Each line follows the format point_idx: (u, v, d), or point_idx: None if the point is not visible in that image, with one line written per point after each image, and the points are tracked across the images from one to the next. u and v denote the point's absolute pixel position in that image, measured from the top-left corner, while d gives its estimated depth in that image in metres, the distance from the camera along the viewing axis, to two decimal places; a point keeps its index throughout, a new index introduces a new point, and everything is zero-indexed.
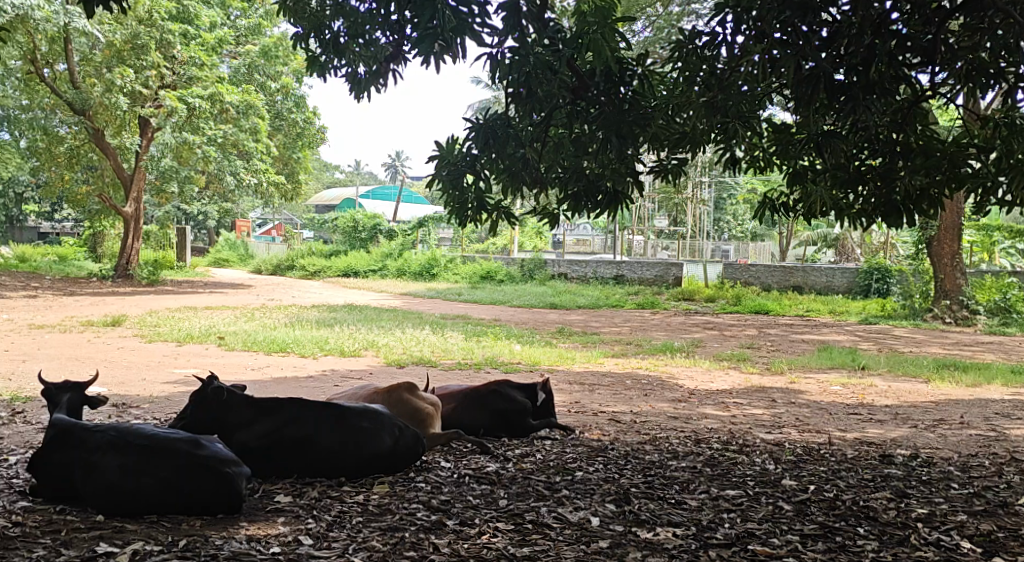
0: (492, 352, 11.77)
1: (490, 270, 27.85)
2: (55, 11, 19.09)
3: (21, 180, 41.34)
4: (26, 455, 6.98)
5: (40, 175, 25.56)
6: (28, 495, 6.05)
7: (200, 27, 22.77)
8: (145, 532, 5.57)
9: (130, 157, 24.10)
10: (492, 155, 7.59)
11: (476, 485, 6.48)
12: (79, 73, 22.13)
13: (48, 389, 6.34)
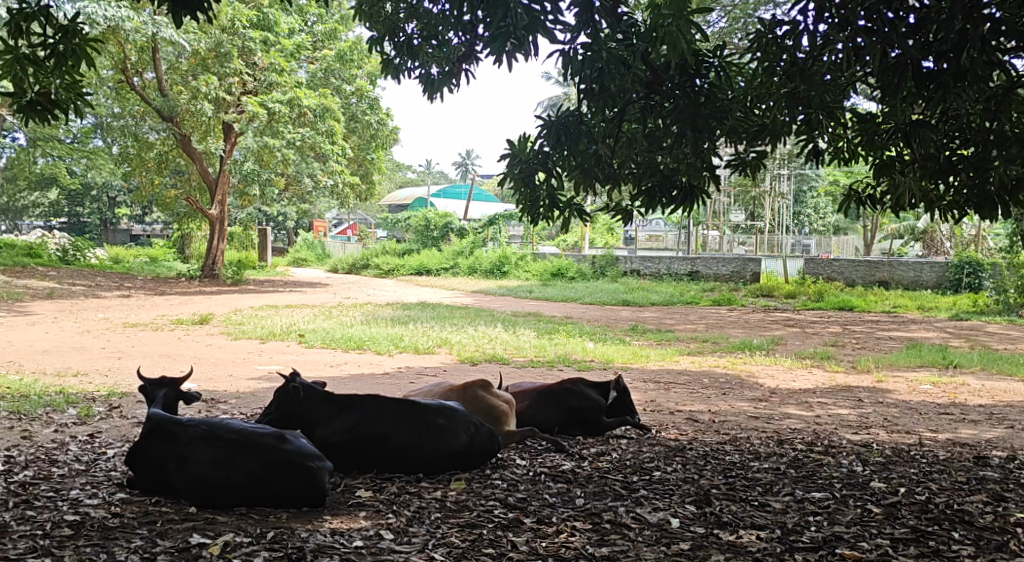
0: (566, 350, 11.64)
1: (562, 267, 27.76)
2: (144, 21, 19.47)
3: (112, 184, 42.51)
4: (122, 449, 7.07)
5: (131, 180, 26.12)
6: (124, 488, 6.11)
7: (280, 33, 23.12)
8: (235, 523, 5.59)
9: (214, 161, 24.76)
10: (564, 152, 7.70)
11: (553, 483, 6.40)
12: (167, 80, 22.58)
13: (145, 385, 6.42)
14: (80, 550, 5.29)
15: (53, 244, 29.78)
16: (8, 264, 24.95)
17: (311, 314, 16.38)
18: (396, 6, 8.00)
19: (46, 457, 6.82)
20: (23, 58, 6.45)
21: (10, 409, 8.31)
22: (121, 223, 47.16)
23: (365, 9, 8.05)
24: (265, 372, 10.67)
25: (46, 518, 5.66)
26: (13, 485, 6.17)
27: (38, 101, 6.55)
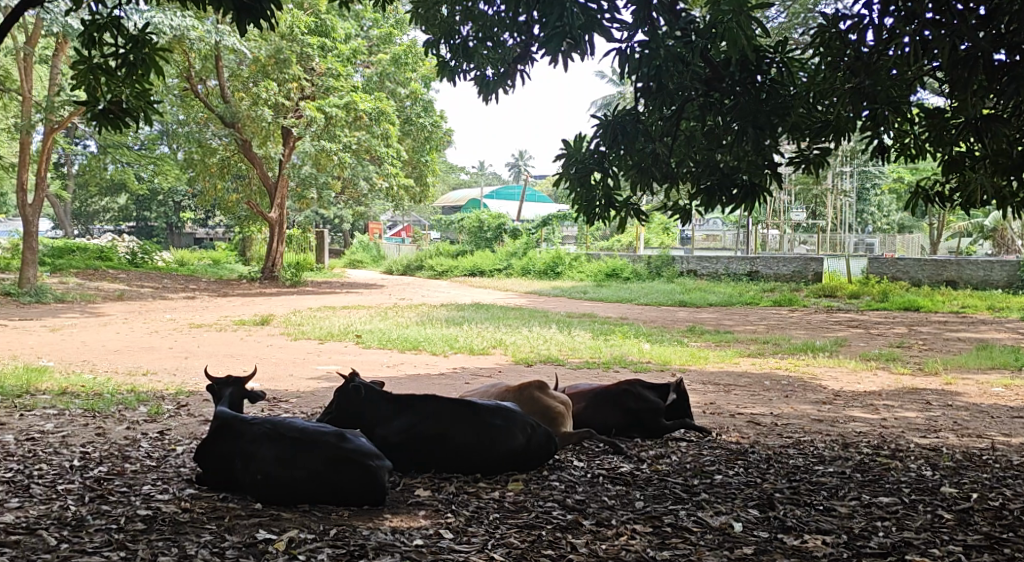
0: (622, 351, 11.57)
1: (617, 267, 27.66)
2: (209, 29, 19.62)
3: (176, 189, 43.28)
4: (191, 446, 7.13)
5: (194, 185, 26.54)
6: (193, 483, 6.16)
7: (337, 39, 23.28)
8: (299, 520, 5.62)
9: (274, 165, 24.99)
10: (620, 151, 7.52)
11: (612, 486, 6.33)
12: (229, 88, 23.33)
13: (212, 384, 6.46)
14: (153, 543, 5.33)
15: (122, 248, 30.33)
16: (78, 267, 25.43)
17: (368, 315, 16.47)
18: (451, 8, 8.02)
19: (119, 453, 6.90)
20: (95, 68, 6.71)
21: (84, 407, 8.42)
22: (184, 227, 47.87)
23: (422, 13, 8.16)
24: (327, 371, 10.72)
25: (119, 512, 5.72)
26: (88, 481, 6.25)
27: (110, 110, 6.73)
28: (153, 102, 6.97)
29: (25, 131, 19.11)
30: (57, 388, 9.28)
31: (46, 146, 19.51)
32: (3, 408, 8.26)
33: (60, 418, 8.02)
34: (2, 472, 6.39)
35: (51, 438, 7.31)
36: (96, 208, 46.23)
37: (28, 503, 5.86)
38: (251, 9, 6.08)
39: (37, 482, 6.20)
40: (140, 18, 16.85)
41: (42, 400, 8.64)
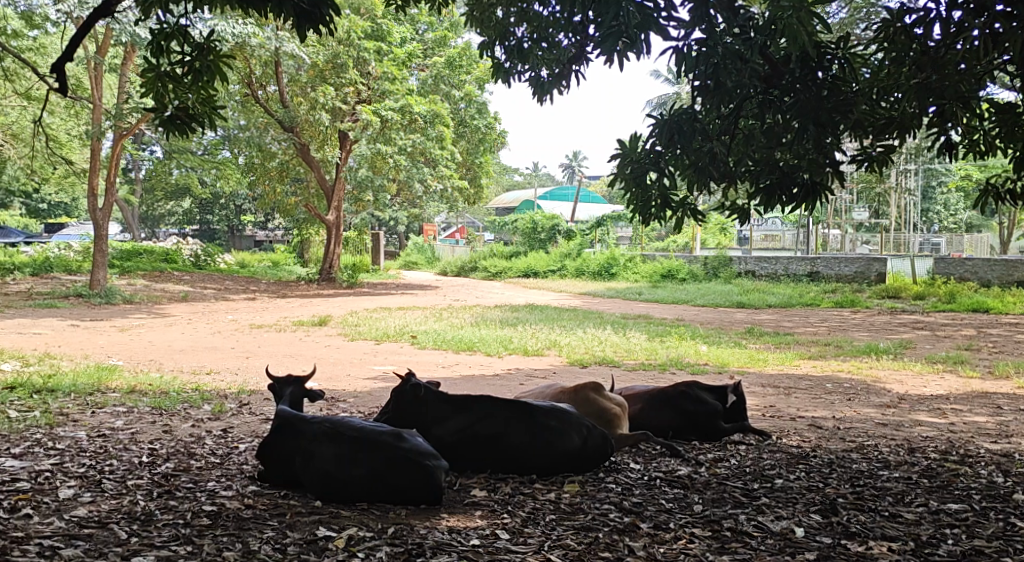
0: (678, 353, 11.44)
1: (672, 268, 27.46)
2: (269, 36, 19.77)
3: (238, 194, 43.90)
4: (254, 444, 7.17)
5: (254, 189, 26.85)
6: (256, 481, 6.20)
7: (393, 43, 23.36)
8: (358, 518, 5.62)
9: (331, 168, 25.18)
10: (677, 151, 7.49)
11: (669, 489, 6.24)
12: (289, 93, 23.69)
13: (273, 383, 6.50)
14: (217, 539, 5.36)
15: (186, 250, 30.77)
16: (145, 269, 25.86)
17: (423, 316, 16.49)
18: (506, 10, 8.01)
19: (185, 450, 6.95)
20: (164, 74, 6.78)
21: (151, 405, 8.51)
22: (245, 229, 48.46)
23: (477, 16, 8.20)
24: (385, 372, 10.73)
25: (186, 507, 5.76)
26: (156, 476, 6.30)
27: (177, 116, 6.85)
28: (217, 108, 7.04)
29: (95, 137, 19.48)
30: (126, 386, 9.39)
31: (116, 152, 19.87)
32: (74, 406, 8.37)
33: (128, 416, 8.10)
34: (73, 467, 6.46)
35: (120, 435, 7.39)
36: (161, 212, 47.02)
37: (99, 498, 5.92)
38: (311, 14, 6.10)
39: (107, 477, 6.26)
40: (205, 26, 17.01)
41: (111, 398, 8.74)
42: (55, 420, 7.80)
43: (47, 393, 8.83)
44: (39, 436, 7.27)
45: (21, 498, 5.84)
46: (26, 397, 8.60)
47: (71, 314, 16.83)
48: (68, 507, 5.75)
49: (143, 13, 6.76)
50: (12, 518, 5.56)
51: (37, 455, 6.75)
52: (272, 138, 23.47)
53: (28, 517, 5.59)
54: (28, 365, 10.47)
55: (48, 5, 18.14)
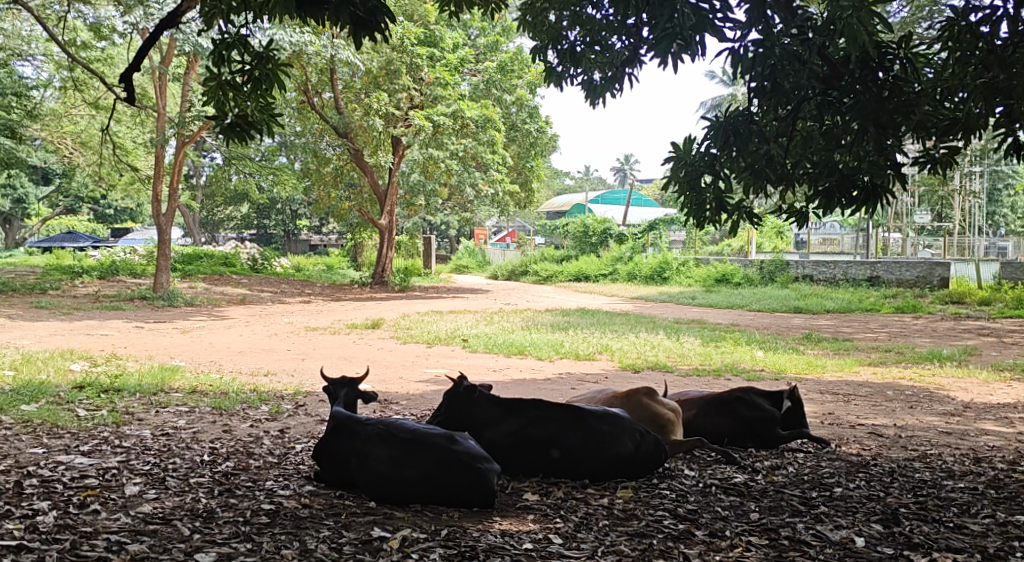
0: (733, 358, 11.29)
1: (727, 272, 27.18)
2: (324, 44, 19.80)
3: (294, 199, 44.36)
4: (311, 444, 7.19)
5: (309, 194, 27.07)
6: (312, 481, 6.20)
7: (446, 49, 23.36)
8: (412, 519, 5.60)
9: (384, 173, 25.33)
10: (732, 153, 7.38)
11: (724, 496, 6.15)
12: (344, 99, 23.88)
13: (327, 384, 6.49)
14: (276, 537, 5.36)
15: (243, 253, 31.14)
16: (204, 272, 26.23)
17: (474, 320, 16.47)
18: (559, 15, 8.04)
19: (243, 450, 6.98)
20: (224, 83, 6.85)
21: (212, 404, 8.57)
22: (301, 233, 48.90)
23: (530, 21, 8.19)
24: (439, 375, 10.71)
25: (246, 505, 5.77)
26: (216, 475, 6.32)
27: (236, 123, 6.91)
28: (275, 115, 7.10)
29: (159, 144, 19.81)
30: (188, 386, 9.48)
31: (178, 158, 20.17)
32: (138, 405, 8.46)
33: (190, 415, 8.17)
34: (139, 465, 6.51)
35: (182, 434, 7.44)
36: (220, 217, 47.72)
37: (163, 495, 5.95)
38: (368, 22, 6.10)
39: (171, 475, 6.29)
40: (264, 35, 17.17)
41: (174, 398, 8.81)
42: (121, 419, 7.88)
43: (113, 392, 8.94)
44: (105, 434, 7.34)
45: (89, 494, 5.90)
46: (93, 396, 8.71)
47: (134, 316, 17.08)
48: (133, 503, 5.79)
49: (206, 23, 6.84)
50: (81, 513, 5.61)
51: (104, 452, 6.82)
52: (327, 144, 24.82)
53: (96, 513, 5.63)
54: (94, 365, 10.62)
55: (114, 17, 18.47)
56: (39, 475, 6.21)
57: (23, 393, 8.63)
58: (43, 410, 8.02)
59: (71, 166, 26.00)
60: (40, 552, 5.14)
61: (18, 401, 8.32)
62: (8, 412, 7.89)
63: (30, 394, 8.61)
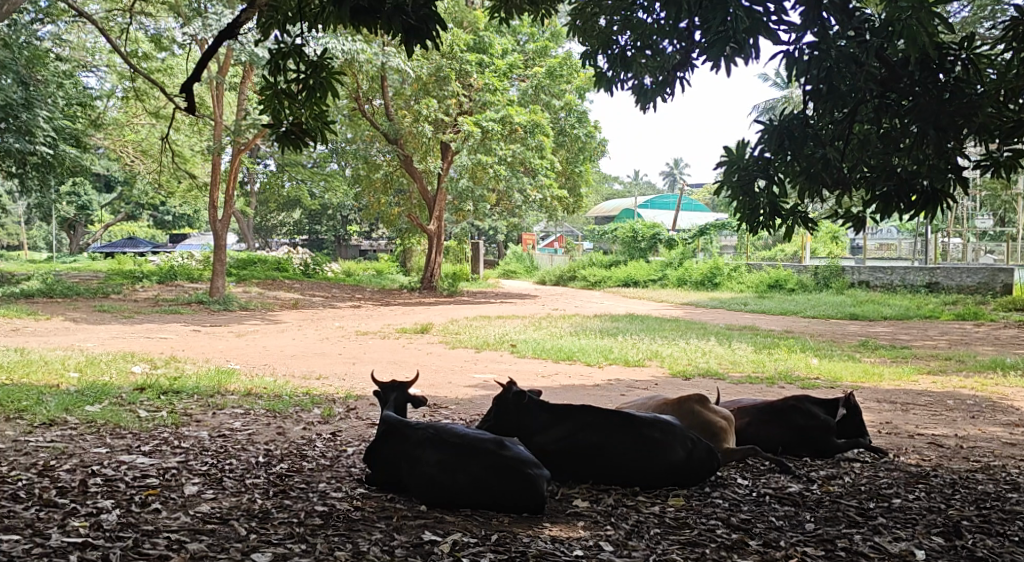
0: (787, 366, 11.11)
1: (780, 278, 26.84)
2: (375, 52, 19.83)
3: (345, 205, 44.69)
4: (362, 447, 7.17)
5: (360, 199, 27.24)
6: (363, 483, 6.18)
7: (495, 55, 23.33)
8: (462, 524, 5.55)
9: (434, 179, 25.42)
10: (787, 157, 7.26)
11: (779, 506, 6.04)
12: (394, 106, 24.03)
13: (377, 389, 6.49)
14: (329, 539, 5.34)
15: (296, 258, 31.42)
16: (258, 277, 26.53)
17: (523, 325, 16.41)
18: (609, 19, 7.99)
19: (297, 452, 6.99)
20: (280, 92, 6.96)
21: (266, 407, 8.61)
22: (352, 238, 49.30)
23: (581, 26, 8.16)
24: (489, 380, 10.65)
25: (300, 507, 5.77)
26: (272, 476, 6.34)
27: (291, 131, 6.97)
28: (330, 121, 7.14)
29: (215, 152, 20.06)
30: (243, 388, 9.54)
31: (233, 165, 20.39)
32: (196, 407, 8.53)
33: (245, 417, 8.21)
34: (197, 465, 6.54)
35: (238, 436, 7.48)
36: (274, 223, 48.34)
37: (220, 495, 5.97)
38: (419, 29, 6.07)
39: (228, 476, 6.32)
40: (318, 44, 17.28)
41: (230, 400, 8.87)
42: (180, 420, 7.93)
43: (172, 393, 9.02)
44: (165, 435, 7.40)
45: (150, 493, 5.93)
46: (153, 397, 8.80)
47: (191, 320, 17.28)
48: (192, 503, 5.81)
49: (262, 34, 6.88)
50: (142, 512, 5.64)
51: (164, 452, 6.86)
52: (377, 150, 24.93)
53: (157, 511, 5.66)
54: (155, 367, 10.76)
55: (173, 28, 18.78)
56: (103, 473, 6.26)
57: (87, 393, 8.75)
58: (107, 410, 8.12)
59: (131, 174, 26.48)
60: (103, 550, 5.16)
61: (82, 401, 8.43)
62: (72, 412, 8.00)
63: (94, 394, 8.73)
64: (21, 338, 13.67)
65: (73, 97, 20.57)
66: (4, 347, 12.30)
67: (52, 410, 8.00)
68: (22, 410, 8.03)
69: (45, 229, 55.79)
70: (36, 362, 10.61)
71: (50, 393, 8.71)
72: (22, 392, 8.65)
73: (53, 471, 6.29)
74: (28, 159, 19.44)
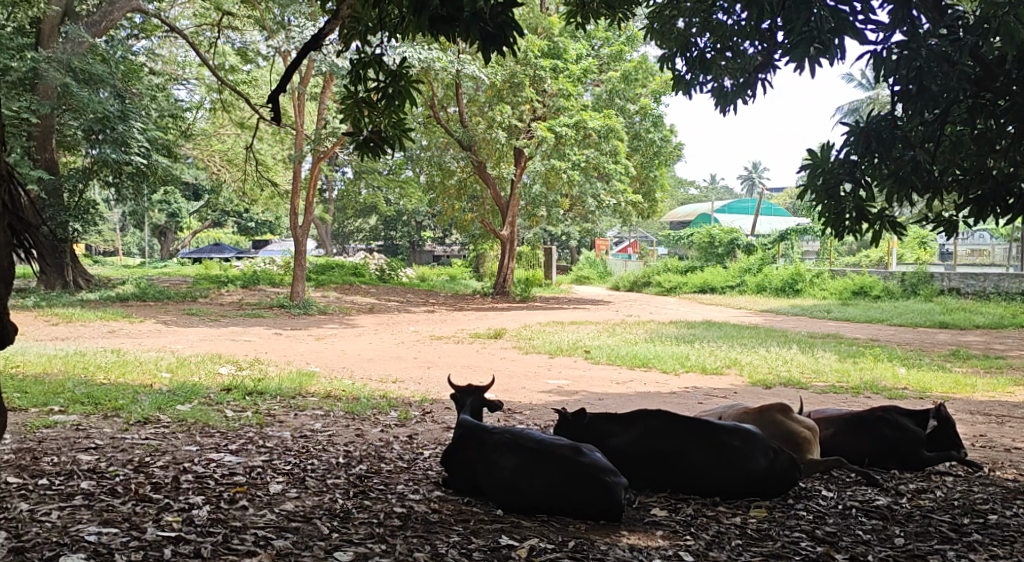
0: (873, 375, 10.79)
1: (865, 284, 26.21)
2: (451, 59, 19.90)
3: (420, 211, 45.03)
4: (439, 451, 7.11)
5: (434, 206, 27.33)
6: (441, 486, 6.13)
7: (569, 60, 23.18)
8: (539, 529, 5.46)
9: (507, 184, 25.42)
10: (874, 159, 6.96)
11: (866, 519, 5.83)
12: (468, 114, 24.18)
13: (454, 392, 6.44)
14: (408, 539, 5.29)
15: (372, 263, 31.68)
16: (336, 282, 26.83)
17: (597, 331, 16.25)
18: (688, 21, 7.84)
19: (376, 454, 6.96)
20: (360, 100, 6.96)
21: (345, 409, 8.63)
22: (426, 243, 49.61)
23: (659, 29, 8.03)
24: (564, 386, 10.53)
25: (380, 508, 5.73)
26: (352, 476, 6.31)
27: (370, 139, 7.01)
28: (408, 129, 7.15)
29: (296, 160, 20.32)
30: (323, 390, 9.58)
31: (313, 173, 20.58)
32: (279, 407, 8.58)
33: (326, 419, 8.22)
34: (281, 464, 6.55)
35: (319, 437, 7.48)
36: (351, 228, 48.97)
37: (304, 494, 5.95)
38: (496, 37, 5.98)
39: (310, 476, 6.31)
40: (396, 53, 17.40)
41: (311, 401, 8.91)
42: (264, 420, 7.97)
43: (257, 394, 9.10)
44: (250, 435, 7.44)
45: (238, 490, 5.94)
46: (239, 398, 8.87)
47: (273, 323, 17.48)
48: (277, 501, 5.80)
49: (343, 46, 6.94)
50: (231, 508, 5.65)
51: (249, 451, 6.89)
52: (451, 157, 25.01)
53: (244, 508, 5.66)
54: (240, 368, 10.87)
55: (259, 41, 19.23)
56: (193, 471, 6.30)
57: (178, 393, 8.86)
58: (196, 409, 8.21)
59: (217, 182, 26.99)
60: (195, 544, 5.16)
61: (173, 401, 8.54)
62: (164, 411, 8.10)
63: (184, 394, 8.83)
64: (115, 339, 13.97)
65: (166, 109, 20.99)
66: (99, 347, 12.58)
67: (146, 409, 8.10)
68: (118, 409, 8.15)
69: (138, 236, 57.50)
70: (131, 363, 10.81)
71: (142, 392, 8.84)
72: (117, 391, 8.79)
73: (148, 467, 6.34)
74: (124, 169, 19.95)
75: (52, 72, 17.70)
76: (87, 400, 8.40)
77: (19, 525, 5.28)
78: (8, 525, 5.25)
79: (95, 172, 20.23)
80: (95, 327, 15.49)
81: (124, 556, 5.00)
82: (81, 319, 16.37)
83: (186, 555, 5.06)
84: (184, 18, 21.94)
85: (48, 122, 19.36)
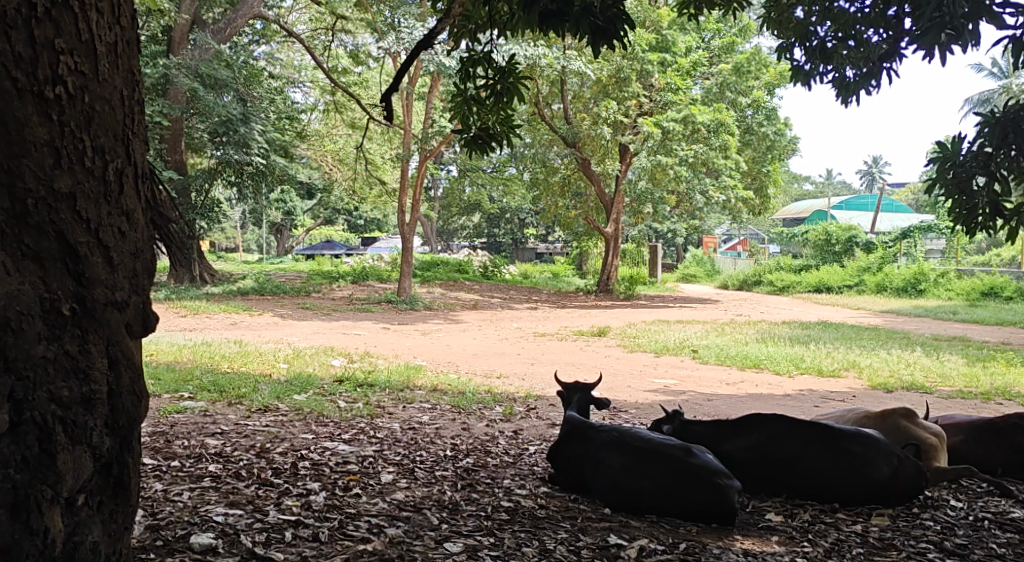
0: (1003, 381, 10.21)
1: (994, 284, 25.08)
2: (557, 56, 19.71)
3: (525, 208, 44.99)
4: (545, 446, 6.96)
5: (540, 203, 27.24)
6: (548, 483, 5.98)
7: (678, 53, 22.85)
8: (649, 530, 5.24)
9: (612, 181, 25.16)
10: (1011, 152, 6.57)
11: (1000, 533, 5.45)
12: (573, 111, 24.04)
13: (561, 389, 6.28)
14: (517, 534, 5.13)
15: (477, 260, 31.76)
16: (442, 278, 26.93)
17: (705, 330, 15.85)
18: (807, 10, 7.49)
19: (482, 448, 6.84)
20: (469, 98, 6.83)
21: (452, 403, 8.54)
22: (530, 240, 49.60)
23: (774, 18, 7.69)
24: (671, 386, 10.26)
25: (488, 501, 5.59)
26: (460, 470, 6.20)
27: (478, 135, 6.86)
28: (516, 125, 7.00)
29: (403, 158, 20.36)
30: (430, 384, 9.50)
31: (420, 171, 20.59)
32: (388, 400, 8.53)
33: (432, 412, 8.13)
34: (392, 455, 6.47)
35: (426, 429, 7.40)
36: (456, 225, 49.34)
37: (414, 484, 5.86)
38: (606, 30, 5.76)
39: (420, 467, 6.22)
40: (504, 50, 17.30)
41: (418, 395, 8.84)
42: (375, 412, 7.94)
43: (368, 386, 9.09)
44: (362, 425, 7.41)
45: (352, 478, 5.88)
46: (352, 389, 8.87)
47: (382, 318, 17.57)
48: (389, 490, 5.72)
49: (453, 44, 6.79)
50: (346, 495, 5.59)
51: (361, 441, 6.84)
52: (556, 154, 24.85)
53: (359, 496, 5.59)
54: (352, 361, 10.91)
55: (368, 42, 19.31)
56: (310, 458, 6.27)
57: (294, 383, 8.90)
58: (312, 399, 8.23)
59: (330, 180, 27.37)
60: (314, 529, 5.08)
61: (290, 390, 8.58)
62: (283, 400, 8.14)
63: (300, 384, 8.88)
64: (237, 331, 14.22)
65: (283, 112, 21.37)
66: (221, 338, 12.80)
67: (265, 397, 8.15)
68: (240, 396, 8.21)
69: (254, 235, 59.16)
70: (251, 353, 10.94)
71: (262, 381, 8.92)
72: (239, 381, 8.88)
73: (268, 453, 6.34)
74: (245, 169, 20.38)
75: (182, 78, 18.16)
76: (212, 387, 8.50)
77: (152, 503, 5.28)
78: (143, 503, 5.27)
79: (219, 172, 20.77)
80: (218, 320, 15.84)
81: (248, 537, 4.94)
82: (205, 311, 16.76)
83: (306, 538, 4.98)
84: (301, 22, 22.28)
85: (177, 125, 19.94)
